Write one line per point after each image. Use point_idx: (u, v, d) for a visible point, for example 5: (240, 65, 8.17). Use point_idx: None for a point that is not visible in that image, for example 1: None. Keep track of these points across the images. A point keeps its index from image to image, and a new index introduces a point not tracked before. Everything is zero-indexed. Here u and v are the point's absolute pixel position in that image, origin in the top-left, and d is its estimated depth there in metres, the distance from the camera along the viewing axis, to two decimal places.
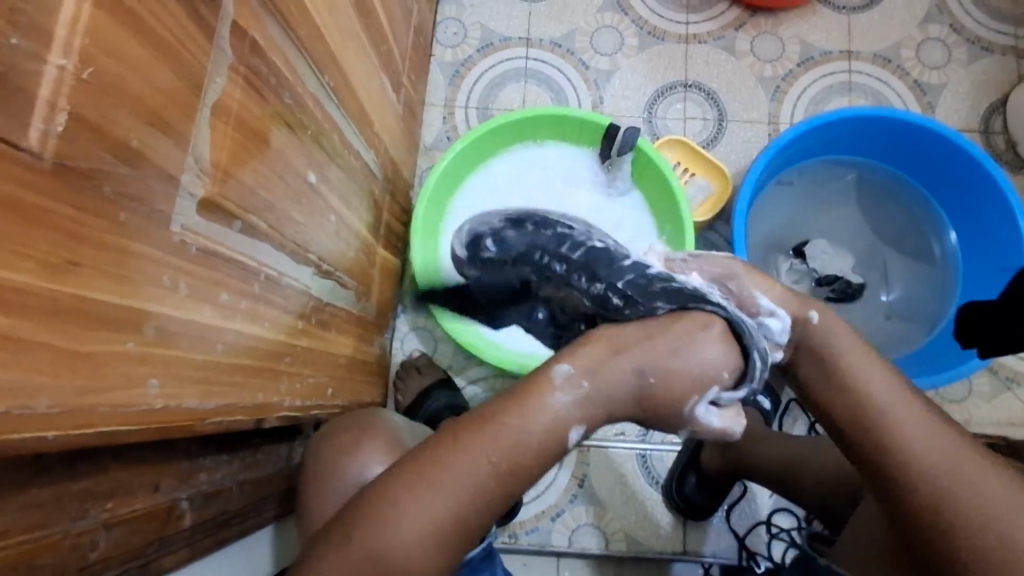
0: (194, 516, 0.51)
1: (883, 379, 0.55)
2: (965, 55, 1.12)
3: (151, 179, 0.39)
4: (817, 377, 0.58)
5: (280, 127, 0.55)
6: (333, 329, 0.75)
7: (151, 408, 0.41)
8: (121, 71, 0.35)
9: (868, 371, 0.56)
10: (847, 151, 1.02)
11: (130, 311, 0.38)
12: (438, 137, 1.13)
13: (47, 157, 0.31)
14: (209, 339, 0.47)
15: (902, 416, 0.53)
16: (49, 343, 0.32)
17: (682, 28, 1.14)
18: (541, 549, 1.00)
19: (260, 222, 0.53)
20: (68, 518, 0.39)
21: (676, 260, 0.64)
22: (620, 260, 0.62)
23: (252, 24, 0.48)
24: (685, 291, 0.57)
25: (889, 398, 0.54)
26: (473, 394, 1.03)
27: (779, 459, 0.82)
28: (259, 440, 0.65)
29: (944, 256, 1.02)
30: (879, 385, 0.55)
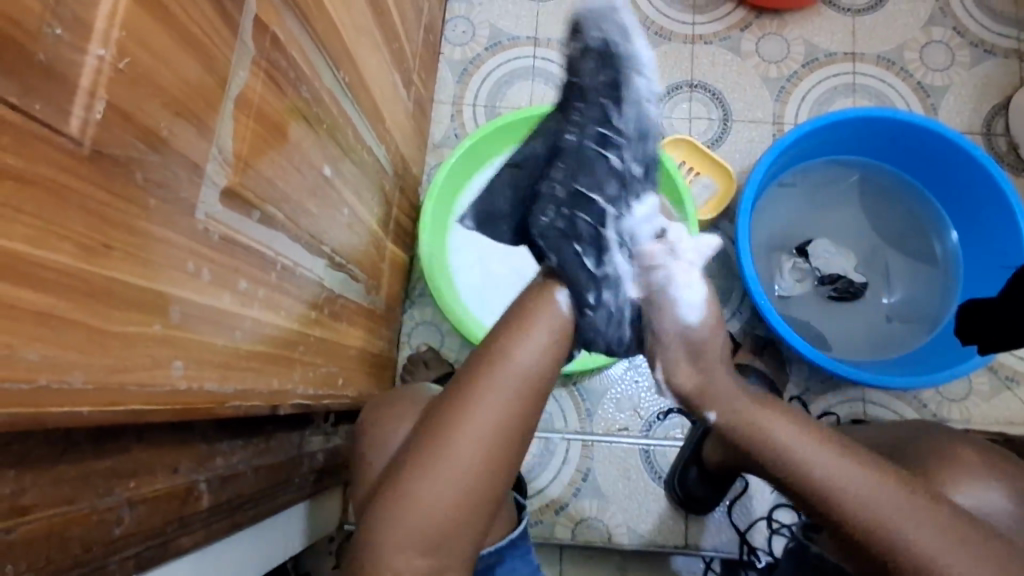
0: (212, 498, 0.53)
1: (783, 431, 0.61)
2: (968, 58, 1.13)
3: (178, 167, 0.40)
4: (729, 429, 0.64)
5: (298, 120, 0.56)
6: (343, 320, 0.76)
7: (176, 390, 0.43)
8: (153, 62, 0.36)
9: (778, 428, 0.62)
10: (849, 151, 1.04)
11: (157, 295, 0.40)
12: (446, 134, 1.14)
13: (86, 143, 0.32)
14: (229, 325, 0.49)
15: (821, 469, 0.59)
16: (81, 323, 0.34)
17: (689, 29, 1.15)
18: (544, 541, 1.01)
19: (277, 213, 0.55)
20: (94, 494, 0.40)
21: (649, 275, 0.65)
22: (594, 207, 0.65)
23: (273, 19, 0.49)
24: (581, 269, 0.65)
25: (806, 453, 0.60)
26: None
27: None
28: (273, 428, 0.66)
29: (946, 256, 1.03)
30: (784, 432, 0.61)
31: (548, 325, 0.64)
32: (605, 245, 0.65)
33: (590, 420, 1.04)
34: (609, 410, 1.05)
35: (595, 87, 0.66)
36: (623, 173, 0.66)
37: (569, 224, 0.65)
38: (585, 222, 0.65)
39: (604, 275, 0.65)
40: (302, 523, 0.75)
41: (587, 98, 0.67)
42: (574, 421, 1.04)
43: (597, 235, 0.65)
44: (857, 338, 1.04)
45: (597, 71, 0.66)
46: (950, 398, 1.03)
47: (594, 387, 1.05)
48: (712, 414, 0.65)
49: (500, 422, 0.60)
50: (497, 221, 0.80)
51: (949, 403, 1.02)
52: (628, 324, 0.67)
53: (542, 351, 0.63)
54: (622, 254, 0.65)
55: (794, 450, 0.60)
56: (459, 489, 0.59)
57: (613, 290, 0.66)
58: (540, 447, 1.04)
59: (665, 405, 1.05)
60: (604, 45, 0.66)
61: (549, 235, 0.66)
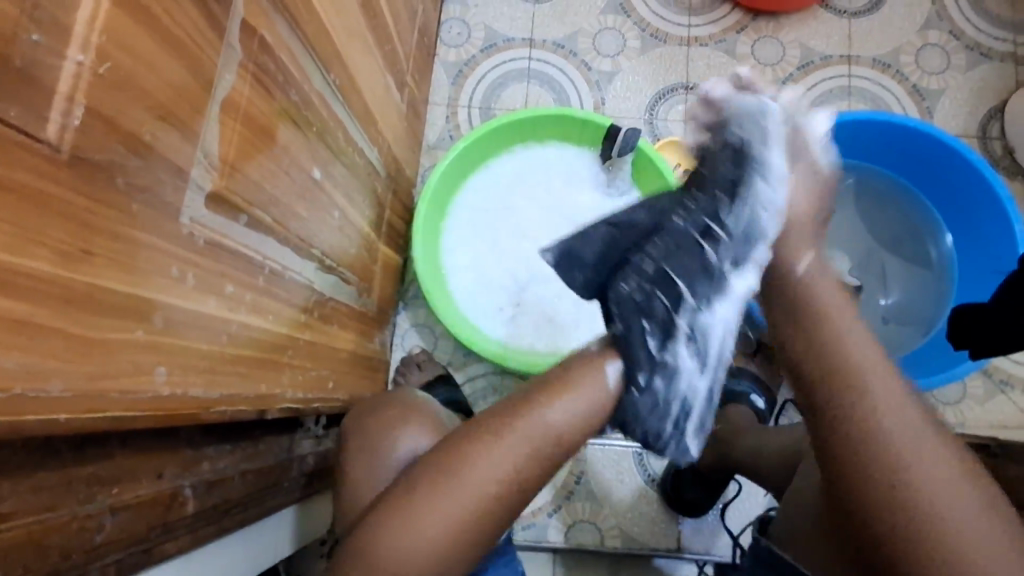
0: (197, 504, 0.52)
1: (855, 348, 0.54)
2: (964, 61, 1.13)
3: (162, 173, 0.40)
4: (788, 327, 0.57)
5: (287, 124, 0.56)
6: (334, 323, 0.76)
7: (159, 396, 0.42)
8: (135, 67, 0.36)
9: (849, 343, 0.54)
10: (844, 155, 1.03)
11: (140, 301, 0.39)
12: (441, 135, 1.14)
13: (64, 149, 0.32)
14: (214, 331, 0.49)
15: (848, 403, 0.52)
16: (60, 330, 0.33)
17: (684, 31, 1.15)
18: (536, 544, 1.01)
19: (265, 217, 0.54)
20: (75, 501, 0.40)
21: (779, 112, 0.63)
22: (675, 290, 0.62)
23: (262, 22, 0.49)
24: (641, 347, 0.61)
25: (869, 376, 0.52)
26: (471, 390, 1.04)
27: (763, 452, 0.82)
28: (261, 432, 0.66)
29: (941, 259, 1.03)
30: (895, 420, 0.50)
31: (588, 395, 0.61)
32: (674, 331, 0.61)
33: None
34: None
35: (719, 179, 0.63)
36: (715, 268, 0.62)
37: (646, 299, 0.62)
38: (660, 303, 0.62)
39: (665, 364, 0.61)
40: (291, 527, 0.75)
41: (707, 185, 0.64)
42: None
43: (667, 320, 0.61)
44: None
45: (727, 166, 0.63)
46: (944, 401, 1.02)
47: None
48: (803, 260, 0.60)
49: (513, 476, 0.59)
50: (575, 266, 0.71)
51: (942, 407, 1.02)
52: (670, 419, 0.62)
53: (577, 419, 0.61)
54: (685, 344, 0.61)
55: (842, 369, 0.53)
56: (460, 514, 0.59)
57: (667, 378, 0.61)
58: None
59: None
60: (741, 143, 0.63)
61: (623, 304, 0.63)
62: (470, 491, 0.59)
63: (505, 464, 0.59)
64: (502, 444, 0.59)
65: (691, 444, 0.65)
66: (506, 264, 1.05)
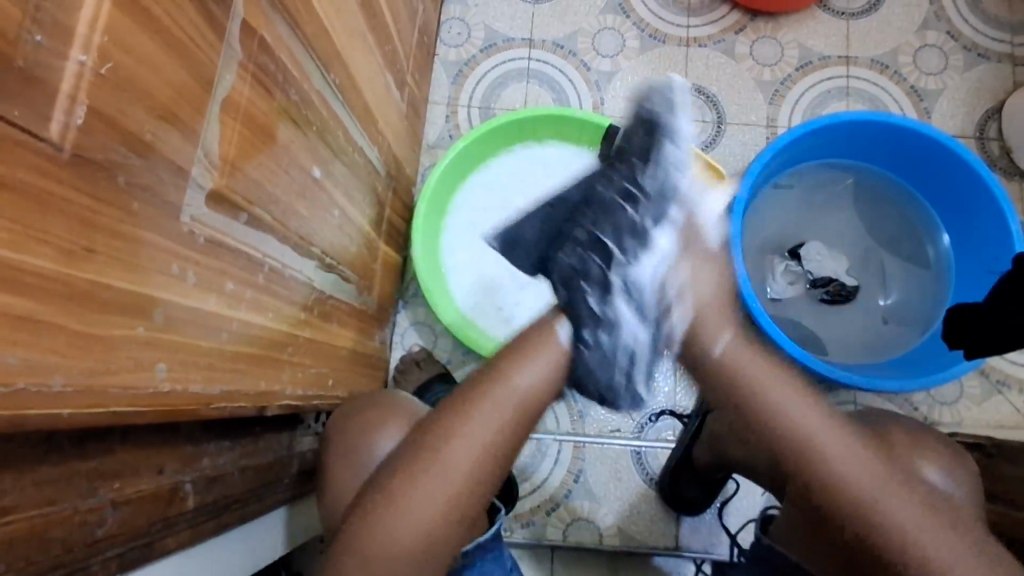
0: (197, 499, 0.53)
1: (792, 399, 0.63)
2: (962, 62, 1.13)
3: (162, 172, 0.40)
4: (731, 387, 0.64)
5: (287, 123, 0.57)
6: (334, 321, 0.77)
7: (160, 391, 0.43)
8: (136, 67, 0.36)
9: (781, 396, 0.63)
10: (842, 155, 1.04)
11: (141, 298, 0.40)
12: (441, 134, 1.14)
13: (66, 148, 0.32)
14: (214, 327, 0.49)
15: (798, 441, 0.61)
16: (62, 326, 0.34)
17: (683, 31, 1.16)
18: (534, 542, 1.01)
19: (265, 215, 0.55)
20: (77, 495, 0.40)
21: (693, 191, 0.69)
22: (606, 252, 0.66)
23: (261, 23, 0.50)
24: (583, 304, 0.66)
25: (807, 418, 0.61)
26: None
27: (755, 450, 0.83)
28: (261, 429, 0.67)
29: (938, 259, 1.04)
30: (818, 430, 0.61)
31: (549, 356, 0.65)
32: (611, 287, 0.65)
33: (582, 422, 1.05)
34: (601, 412, 1.05)
35: (632, 150, 0.71)
36: (641, 227, 0.66)
37: (582, 264, 0.67)
38: (595, 266, 0.66)
39: (607, 320, 0.65)
40: (290, 523, 0.76)
41: (625, 160, 0.71)
42: (566, 422, 1.05)
43: (604, 281, 0.66)
44: (849, 341, 1.04)
45: (643, 137, 0.71)
46: (941, 401, 1.03)
47: None
48: (722, 341, 0.65)
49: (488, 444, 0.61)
50: (519, 247, 0.90)
51: (940, 406, 1.03)
52: (619, 369, 0.68)
53: (542, 381, 0.64)
54: (624, 300, 0.65)
55: (789, 413, 0.62)
56: (446, 497, 0.60)
57: (609, 331, 0.65)
58: (533, 448, 1.04)
59: (657, 407, 1.05)
60: (652, 116, 0.72)
61: (562, 271, 0.69)
62: (454, 470, 0.60)
63: (488, 437, 0.61)
64: (480, 420, 0.61)
65: (641, 389, 0.71)
66: (505, 261, 1.05)
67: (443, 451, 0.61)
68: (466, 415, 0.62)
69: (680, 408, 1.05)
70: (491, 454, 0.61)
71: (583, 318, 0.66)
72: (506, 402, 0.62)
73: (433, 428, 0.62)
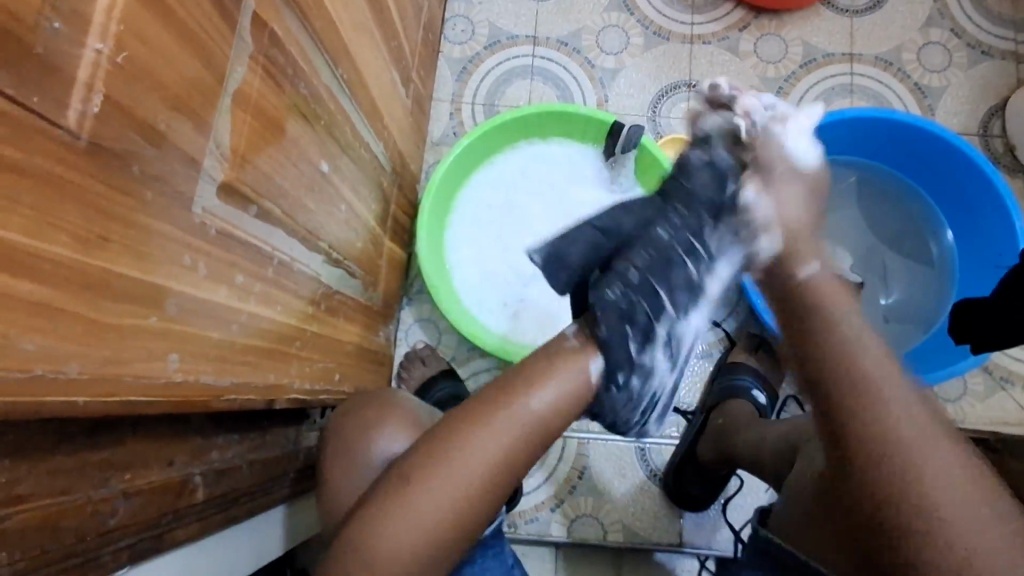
0: (207, 492, 0.53)
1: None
2: (966, 59, 1.13)
3: (175, 162, 0.40)
4: (796, 346, 0.59)
5: (296, 117, 0.57)
6: (341, 316, 0.77)
7: (171, 382, 0.43)
8: (150, 56, 0.36)
9: None
10: (848, 151, 1.04)
11: (154, 288, 0.40)
12: (445, 132, 1.15)
13: (83, 137, 0.32)
14: (225, 319, 0.49)
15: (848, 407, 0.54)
16: (79, 314, 0.34)
17: (687, 29, 1.16)
18: (538, 538, 1.01)
19: (274, 209, 0.55)
20: (89, 485, 0.41)
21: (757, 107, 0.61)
22: (658, 301, 0.60)
23: (272, 16, 0.50)
24: (622, 351, 0.61)
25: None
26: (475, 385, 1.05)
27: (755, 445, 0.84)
28: (268, 423, 0.67)
29: (942, 256, 1.04)
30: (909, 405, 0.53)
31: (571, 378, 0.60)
32: (654, 334, 0.61)
33: (587, 418, 1.05)
34: None
35: (698, 190, 0.61)
36: (696, 283, 0.62)
37: (629, 306, 0.60)
38: (642, 313, 0.60)
39: (641, 367, 0.63)
40: (295, 519, 0.76)
41: (684, 198, 0.62)
42: (570, 418, 1.05)
43: (648, 329, 0.61)
44: None
45: (711, 180, 0.61)
46: (946, 398, 1.03)
47: None
48: (811, 267, 0.53)
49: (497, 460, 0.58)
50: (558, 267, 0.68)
51: (943, 403, 1.03)
52: (638, 409, 0.67)
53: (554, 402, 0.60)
54: (659, 348, 0.63)
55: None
56: (455, 506, 0.58)
57: (641, 378, 0.63)
58: None
59: None
60: (726, 162, 0.61)
61: (608, 312, 0.60)
62: (461, 476, 0.57)
63: (495, 452, 0.58)
64: (494, 434, 0.58)
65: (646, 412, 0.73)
66: (510, 259, 1.05)
67: (454, 455, 0.58)
68: (486, 423, 0.59)
69: (683, 404, 1.05)
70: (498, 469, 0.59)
71: (620, 363, 0.61)
72: (524, 418, 0.59)
73: (448, 429, 0.60)
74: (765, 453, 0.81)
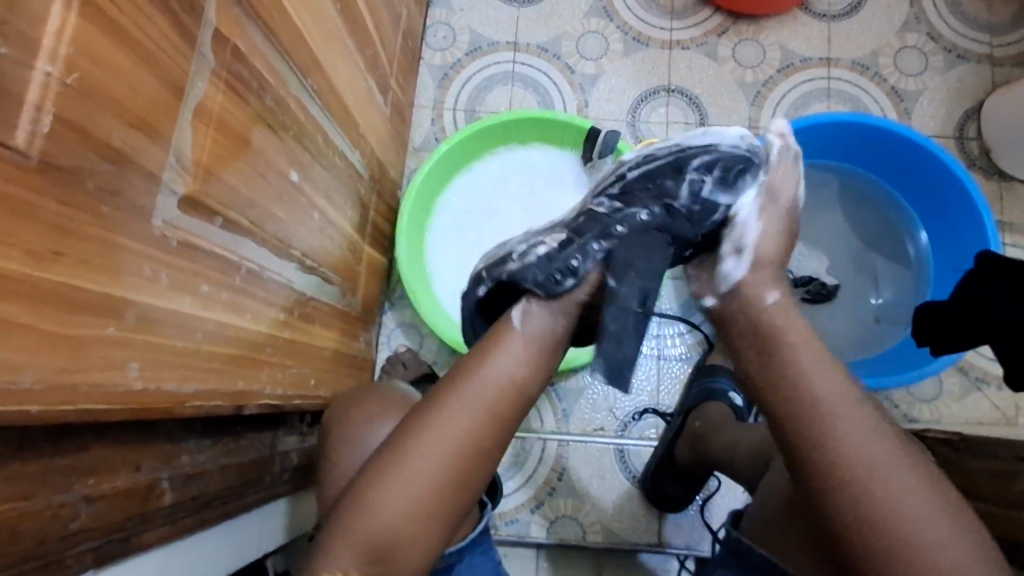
0: (175, 495, 0.54)
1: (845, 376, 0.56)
2: (942, 63, 1.15)
3: (133, 176, 0.42)
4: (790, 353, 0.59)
5: (262, 128, 0.58)
6: (316, 323, 0.78)
7: (131, 390, 0.44)
8: (103, 75, 0.38)
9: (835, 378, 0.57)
10: (826, 156, 1.05)
11: (112, 298, 0.41)
12: (427, 138, 1.16)
13: (34, 156, 0.33)
14: (189, 328, 0.50)
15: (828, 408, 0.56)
16: (31, 326, 0.35)
17: (666, 34, 1.17)
18: (519, 539, 1.02)
19: (241, 219, 0.56)
20: (51, 491, 0.42)
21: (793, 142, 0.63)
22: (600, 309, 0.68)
23: (235, 32, 0.51)
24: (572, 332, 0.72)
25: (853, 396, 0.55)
26: None
27: (732, 445, 0.85)
28: (242, 428, 0.68)
29: (919, 258, 1.05)
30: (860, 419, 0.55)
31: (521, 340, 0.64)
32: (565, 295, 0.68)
33: (566, 420, 1.06)
34: (585, 411, 1.06)
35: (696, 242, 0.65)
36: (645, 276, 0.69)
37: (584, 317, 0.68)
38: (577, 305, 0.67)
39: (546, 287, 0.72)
40: (285, 518, 0.80)
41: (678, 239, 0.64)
42: (550, 421, 1.06)
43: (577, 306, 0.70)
44: (835, 338, 1.06)
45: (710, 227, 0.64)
46: (922, 398, 1.04)
47: (570, 387, 1.07)
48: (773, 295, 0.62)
49: (445, 452, 0.60)
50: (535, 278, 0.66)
51: (920, 403, 1.04)
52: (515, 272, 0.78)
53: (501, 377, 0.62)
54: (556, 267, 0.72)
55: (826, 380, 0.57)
56: (417, 500, 0.59)
57: None
58: (517, 446, 1.05)
59: (640, 406, 1.06)
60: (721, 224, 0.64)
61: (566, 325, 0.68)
62: (418, 472, 0.59)
63: (442, 443, 0.60)
64: (455, 406, 0.61)
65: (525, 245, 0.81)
66: None
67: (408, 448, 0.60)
68: (452, 397, 0.61)
69: (662, 406, 1.06)
70: (456, 462, 0.60)
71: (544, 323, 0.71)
72: (476, 395, 0.61)
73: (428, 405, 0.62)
74: (743, 458, 0.81)
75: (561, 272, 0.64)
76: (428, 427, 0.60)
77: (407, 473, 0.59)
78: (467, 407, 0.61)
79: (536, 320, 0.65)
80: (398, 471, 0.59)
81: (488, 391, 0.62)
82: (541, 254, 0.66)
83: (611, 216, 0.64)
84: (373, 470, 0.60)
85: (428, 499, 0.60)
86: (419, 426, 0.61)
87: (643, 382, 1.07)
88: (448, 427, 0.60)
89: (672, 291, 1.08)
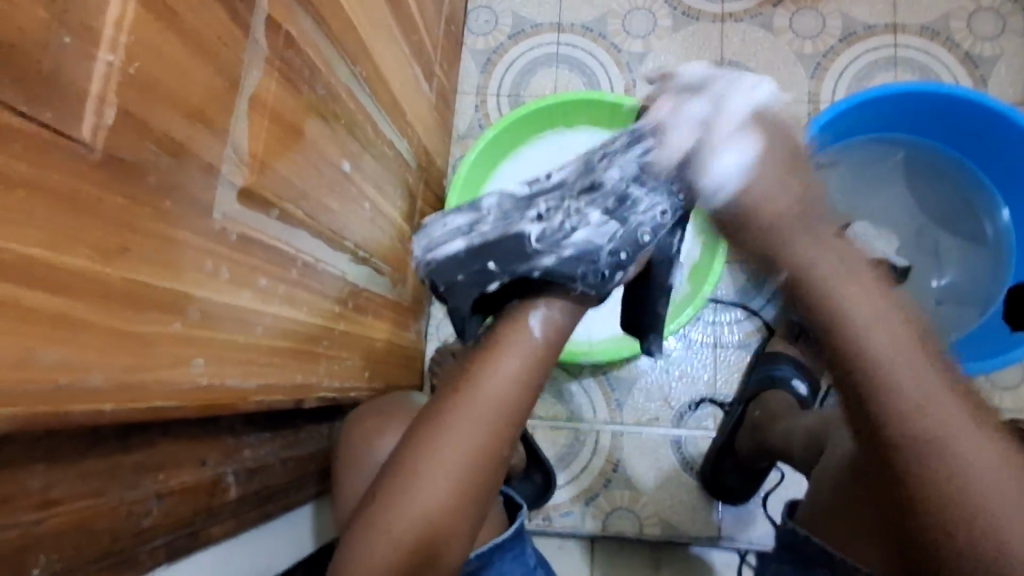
0: (240, 490, 0.54)
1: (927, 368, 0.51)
2: (1022, 24, 1.06)
3: (193, 170, 0.41)
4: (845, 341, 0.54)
5: (314, 118, 0.57)
6: (369, 314, 0.77)
7: (196, 386, 0.44)
8: (163, 65, 0.37)
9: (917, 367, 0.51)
10: (894, 129, 0.98)
11: (177, 294, 0.41)
12: (471, 125, 1.14)
13: (98, 148, 0.33)
14: (249, 323, 0.50)
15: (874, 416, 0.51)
16: (100, 324, 0.35)
17: (717, 7, 1.12)
18: (574, 532, 1.01)
19: (296, 210, 0.55)
20: (122, 487, 0.42)
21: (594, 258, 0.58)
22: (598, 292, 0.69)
23: (287, 18, 0.50)
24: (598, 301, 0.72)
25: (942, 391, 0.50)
26: None
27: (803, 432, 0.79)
28: (301, 421, 0.68)
29: (997, 236, 0.98)
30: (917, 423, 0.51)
31: (519, 352, 0.61)
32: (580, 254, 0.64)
33: (620, 410, 1.03)
34: (639, 400, 1.03)
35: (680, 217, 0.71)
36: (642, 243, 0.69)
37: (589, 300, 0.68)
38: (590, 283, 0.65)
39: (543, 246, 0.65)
40: (313, 524, 0.71)
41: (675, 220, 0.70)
42: (603, 411, 1.03)
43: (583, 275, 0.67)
44: None
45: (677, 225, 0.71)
46: (1002, 385, 0.97)
47: (623, 377, 1.04)
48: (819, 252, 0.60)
49: (473, 448, 0.58)
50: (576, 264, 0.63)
51: (1002, 390, 0.97)
52: (485, 225, 0.67)
53: (512, 378, 0.60)
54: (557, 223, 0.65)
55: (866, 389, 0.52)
56: (453, 487, 0.58)
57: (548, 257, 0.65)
58: (569, 437, 1.03)
59: (696, 395, 1.03)
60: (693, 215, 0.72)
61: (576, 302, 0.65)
62: (456, 461, 0.58)
63: (468, 440, 0.58)
64: (466, 406, 0.59)
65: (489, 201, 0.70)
66: None
67: (436, 447, 0.58)
68: (459, 412, 0.59)
69: (720, 396, 1.02)
70: (481, 454, 0.59)
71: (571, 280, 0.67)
72: (488, 395, 0.59)
73: (433, 418, 0.60)
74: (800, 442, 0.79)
75: (608, 267, 0.64)
76: (455, 421, 0.59)
77: (439, 464, 0.58)
78: (482, 404, 0.59)
79: (554, 324, 0.63)
80: (431, 464, 0.58)
81: (502, 389, 0.60)
82: (577, 247, 0.64)
83: (624, 210, 0.66)
84: (395, 479, 0.58)
85: (466, 485, 0.58)
86: (428, 437, 0.59)
87: (698, 370, 1.03)
88: (469, 423, 0.58)
89: (728, 276, 1.04)
